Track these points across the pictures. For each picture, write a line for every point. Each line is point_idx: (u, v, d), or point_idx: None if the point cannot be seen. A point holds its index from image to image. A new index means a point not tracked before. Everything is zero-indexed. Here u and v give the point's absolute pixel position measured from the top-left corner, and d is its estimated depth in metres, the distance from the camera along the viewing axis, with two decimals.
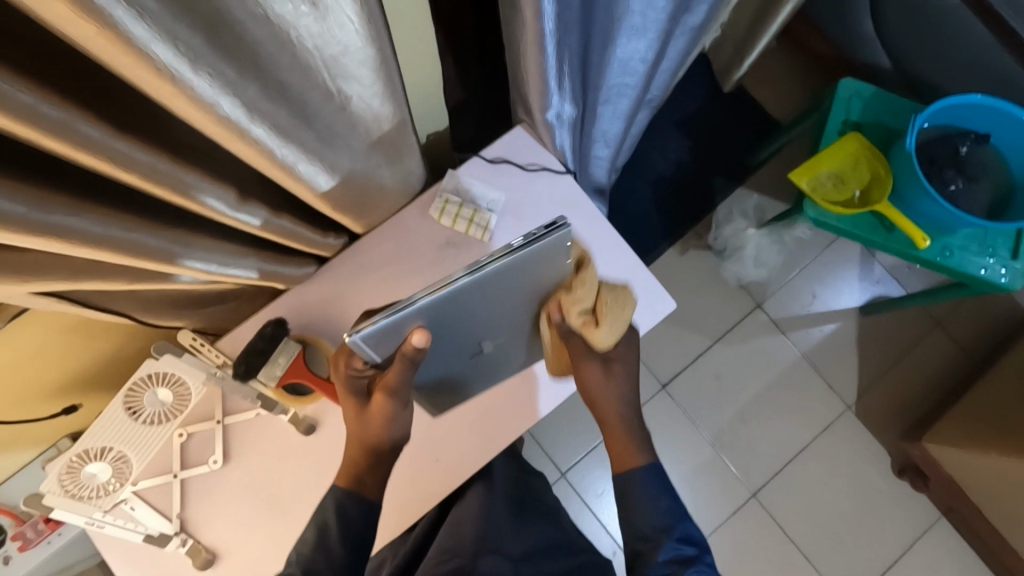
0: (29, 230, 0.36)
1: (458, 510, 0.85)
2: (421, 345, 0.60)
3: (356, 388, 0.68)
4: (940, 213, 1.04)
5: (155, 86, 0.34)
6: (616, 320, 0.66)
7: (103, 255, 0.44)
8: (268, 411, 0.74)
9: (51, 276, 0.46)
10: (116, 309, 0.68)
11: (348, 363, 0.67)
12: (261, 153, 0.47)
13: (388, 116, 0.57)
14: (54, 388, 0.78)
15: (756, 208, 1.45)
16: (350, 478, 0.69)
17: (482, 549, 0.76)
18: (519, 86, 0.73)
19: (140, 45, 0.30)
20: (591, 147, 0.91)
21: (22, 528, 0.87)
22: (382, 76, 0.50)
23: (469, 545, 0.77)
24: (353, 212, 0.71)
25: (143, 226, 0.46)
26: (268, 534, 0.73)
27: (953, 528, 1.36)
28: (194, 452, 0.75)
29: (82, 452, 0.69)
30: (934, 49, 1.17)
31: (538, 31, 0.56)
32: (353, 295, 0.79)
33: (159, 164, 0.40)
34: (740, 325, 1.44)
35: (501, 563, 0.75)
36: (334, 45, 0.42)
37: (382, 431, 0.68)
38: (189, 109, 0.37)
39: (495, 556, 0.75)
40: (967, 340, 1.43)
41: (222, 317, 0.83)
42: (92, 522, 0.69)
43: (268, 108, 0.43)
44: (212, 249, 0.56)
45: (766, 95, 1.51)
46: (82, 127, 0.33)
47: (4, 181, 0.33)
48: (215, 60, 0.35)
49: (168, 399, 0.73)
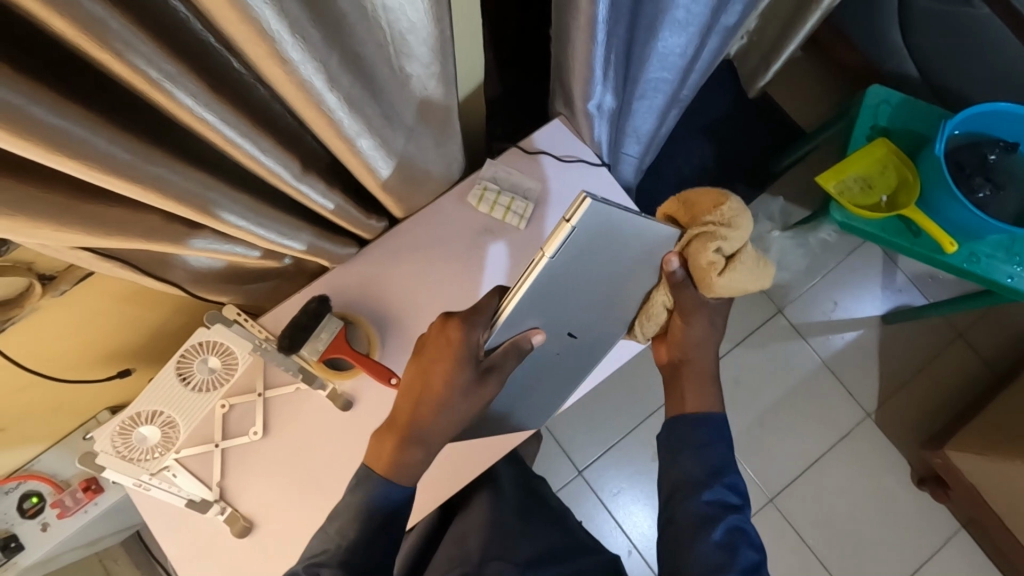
0: (129, 178, 0.39)
1: (462, 517, 0.85)
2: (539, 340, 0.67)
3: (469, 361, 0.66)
4: (968, 218, 1.04)
5: (253, 46, 0.36)
6: (743, 276, 0.69)
7: (182, 212, 0.47)
8: (308, 386, 0.76)
9: (130, 233, 0.49)
10: (170, 279, 0.71)
11: (470, 334, 0.66)
12: (330, 123, 0.49)
13: (441, 97, 0.60)
14: (103, 358, 0.82)
15: (781, 211, 1.47)
16: (387, 457, 0.68)
17: (488, 555, 0.77)
18: (562, 77, 0.75)
19: (248, 4, 0.32)
20: (623, 142, 0.94)
21: (61, 496, 0.90)
22: (440, 55, 0.53)
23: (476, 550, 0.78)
24: (399, 194, 0.73)
25: (219, 189, 0.49)
26: (298, 507, 0.75)
27: (973, 540, 1.35)
28: (235, 424, 0.77)
29: (132, 416, 0.72)
30: (966, 56, 1.18)
31: (590, 18, 0.58)
32: (391, 277, 0.81)
33: (240, 125, 0.43)
34: (761, 330, 1.44)
35: (506, 568, 0.75)
36: (404, 21, 0.45)
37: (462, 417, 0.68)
38: (277, 72, 0.40)
39: (500, 563, 0.76)
40: (988, 350, 1.42)
41: (261, 295, 0.87)
42: (139, 484, 0.72)
43: (342, 79, 0.45)
44: (274, 218, 0.59)
45: (791, 102, 1.53)
46: (181, 80, 0.36)
47: (112, 130, 0.36)
48: (307, 25, 0.38)
49: (217, 367, 0.75)
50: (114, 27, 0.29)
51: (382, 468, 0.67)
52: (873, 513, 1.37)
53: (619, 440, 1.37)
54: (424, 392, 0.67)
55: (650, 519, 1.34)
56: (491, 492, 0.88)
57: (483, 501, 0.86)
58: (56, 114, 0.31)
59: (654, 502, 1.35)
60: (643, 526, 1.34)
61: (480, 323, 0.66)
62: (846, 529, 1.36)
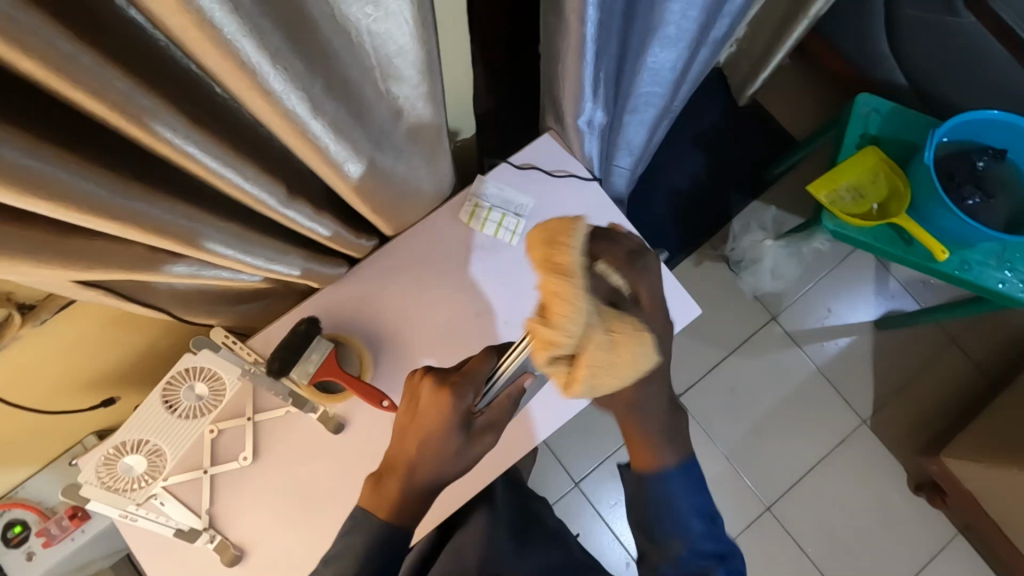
0: (108, 214, 0.38)
1: (459, 533, 0.82)
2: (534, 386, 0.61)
3: (462, 424, 0.61)
4: (959, 227, 1.05)
5: (234, 78, 0.35)
6: (646, 319, 0.54)
7: (165, 243, 0.46)
8: (299, 410, 0.75)
9: (112, 264, 0.48)
10: (155, 304, 0.69)
11: (461, 401, 0.61)
12: (316, 150, 0.48)
13: (429, 118, 0.59)
14: (89, 384, 0.80)
15: (773, 220, 1.46)
16: (387, 509, 0.64)
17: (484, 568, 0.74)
18: (552, 93, 0.75)
19: (228, 38, 0.32)
20: (615, 156, 0.93)
21: (47, 525, 0.88)
22: (427, 77, 0.52)
23: (472, 563, 0.75)
24: (389, 213, 0.72)
25: (203, 218, 0.48)
26: (290, 534, 0.74)
27: (970, 546, 1.35)
28: (224, 449, 0.75)
29: (118, 445, 0.70)
30: (953, 64, 1.19)
31: (579, 38, 0.57)
32: (382, 296, 0.80)
33: (222, 155, 0.42)
34: (755, 338, 1.44)
35: None
36: (390, 46, 0.45)
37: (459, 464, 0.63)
38: (261, 103, 0.39)
39: None
40: (982, 355, 1.43)
41: (250, 316, 0.85)
42: (125, 514, 0.70)
43: (328, 106, 0.45)
44: (261, 243, 0.58)
45: (781, 110, 1.53)
46: (158, 113, 0.35)
47: (88, 166, 0.35)
48: (291, 56, 0.37)
49: (205, 393, 0.74)
50: (87, 65, 0.29)
51: (386, 511, 0.64)
52: (871, 520, 1.36)
53: (615, 452, 1.36)
54: (422, 449, 0.62)
55: None
56: (487, 508, 0.85)
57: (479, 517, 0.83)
58: (28, 154, 0.30)
59: None
60: None
61: (471, 389, 0.61)
62: (844, 538, 1.36)
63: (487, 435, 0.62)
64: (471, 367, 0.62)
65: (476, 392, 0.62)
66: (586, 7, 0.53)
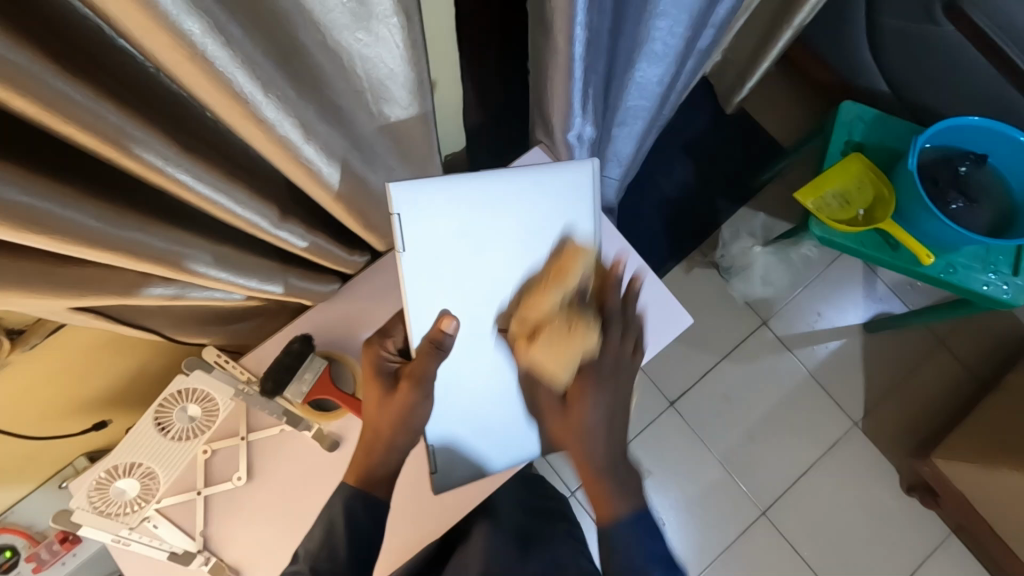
0: (100, 243, 0.38)
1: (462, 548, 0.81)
2: (451, 331, 0.65)
3: (384, 370, 0.68)
4: (942, 231, 1.07)
5: (227, 108, 0.36)
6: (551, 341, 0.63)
7: (158, 269, 0.46)
8: (293, 428, 0.74)
9: (104, 291, 0.47)
10: (147, 325, 0.69)
11: (377, 354, 0.70)
12: (309, 173, 0.48)
13: (420, 137, 0.59)
14: (79, 407, 0.80)
15: (762, 226, 1.47)
16: (359, 476, 0.67)
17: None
18: (542, 108, 0.75)
19: (220, 69, 0.32)
20: (604, 167, 0.94)
21: (37, 549, 0.87)
22: (419, 98, 0.52)
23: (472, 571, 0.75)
24: (380, 229, 0.72)
25: (195, 242, 0.48)
26: (286, 553, 0.73)
27: (963, 546, 1.36)
28: (217, 470, 0.74)
29: (110, 468, 0.70)
30: (933, 73, 1.22)
31: (568, 56, 0.58)
32: (375, 311, 0.80)
33: (214, 180, 0.42)
34: (746, 344, 1.45)
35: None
36: (381, 69, 0.45)
37: (401, 419, 0.66)
38: (252, 130, 0.39)
39: None
40: (970, 356, 1.45)
41: (242, 334, 0.85)
42: (118, 539, 0.69)
43: (319, 129, 0.45)
44: (253, 263, 0.58)
45: (767, 118, 1.55)
46: (150, 142, 0.35)
47: (82, 197, 0.35)
48: (281, 82, 0.37)
49: (197, 415, 0.74)
50: (79, 99, 0.29)
51: (355, 477, 0.66)
52: (865, 522, 1.38)
53: None
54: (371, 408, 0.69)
55: None
56: (486, 521, 0.84)
57: (480, 531, 0.82)
58: (22, 191, 0.30)
59: None
60: None
61: (385, 347, 0.71)
62: (839, 540, 1.37)
63: (409, 383, 0.66)
64: (387, 330, 0.73)
65: (392, 349, 0.71)
66: (573, 26, 0.54)
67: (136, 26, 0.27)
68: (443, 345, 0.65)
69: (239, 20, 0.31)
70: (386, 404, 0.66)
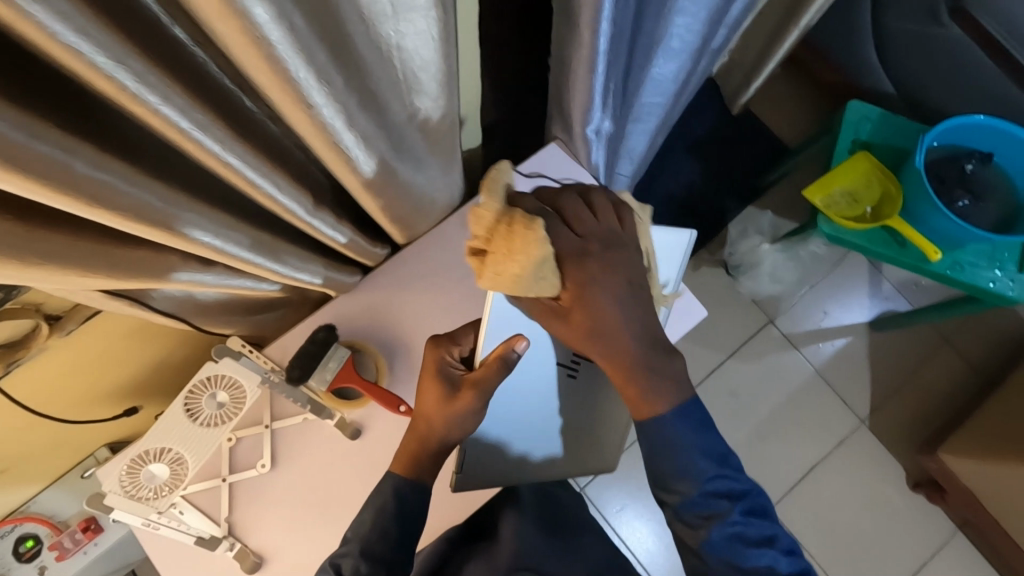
0: (156, 224, 0.40)
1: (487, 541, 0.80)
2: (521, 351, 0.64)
3: (448, 375, 0.67)
4: (950, 227, 1.08)
5: (282, 95, 0.37)
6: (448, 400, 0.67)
7: (202, 252, 0.47)
8: (317, 416, 0.75)
9: (146, 274, 0.49)
10: (176, 314, 0.70)
11: (440, 357, 0.68)
12: (346, 161, 0.50)
13: (446, 130, 0.61)
14: (105, 397, 0.81)
15: (771, 224, 1.49)
16: (406, 466, 0.68)
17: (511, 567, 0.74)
18: (561, 104, 0.77)
19: (280, 55, 0.33)
20: (617, 164, 0.95)
21: (60, 538, 0.89)
22: (447, 89, 0.53)
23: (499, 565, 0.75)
24: (403, 222, 0.74)
25: (238, 227, 0.50)
26: (310, 539, 0.74)
27: (970, 541, 1.38)
28: (242, 457, 0.76)
29: (142, 453, 0.71)
30: (938, 73, 1.24)
31: (593, 50, 0.60)
32: (396, 303, 0.81)
33: (261, 166, 0.44)
34: (754, 341, 1.47)
35: None
36: (417, 60, 0.46)
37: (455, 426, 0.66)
38: (301, 117, 0.41)
39: None
40: (975, 355, 1.46)
41: (265, 326, 0.87)
42: (148, 523, 0.71)
43: (360, 119, 0.46)
44: (287, 252, 0.60)
45: (773, 118, 1.57)
46: (210, 126, 0.37)
47: (145, 178, 0.37)
48: (331, 71, 0.39)
49: (226, 402, 0.74)
50: (154, 83, 0.31)
51: (400, 468, 0.68)
52: (873, 517, 1.39)
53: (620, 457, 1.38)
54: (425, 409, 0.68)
55: (653, 534, 1.34)
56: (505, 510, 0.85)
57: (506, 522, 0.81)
58: (93, 167, 0.32)
59: (656, 518, 1.34)
60: (646, 541, 1.34)
61: (450, 349, 0.69)
62: (846, 536, 1.38)
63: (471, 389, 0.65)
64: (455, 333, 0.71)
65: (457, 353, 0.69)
66: (600, 20, 0.55)
67: (213, 14, 0.29)
68: (510, 363, 0.64)
69: (303, 11, 0.33)
70: (447, 408, 0.65)
